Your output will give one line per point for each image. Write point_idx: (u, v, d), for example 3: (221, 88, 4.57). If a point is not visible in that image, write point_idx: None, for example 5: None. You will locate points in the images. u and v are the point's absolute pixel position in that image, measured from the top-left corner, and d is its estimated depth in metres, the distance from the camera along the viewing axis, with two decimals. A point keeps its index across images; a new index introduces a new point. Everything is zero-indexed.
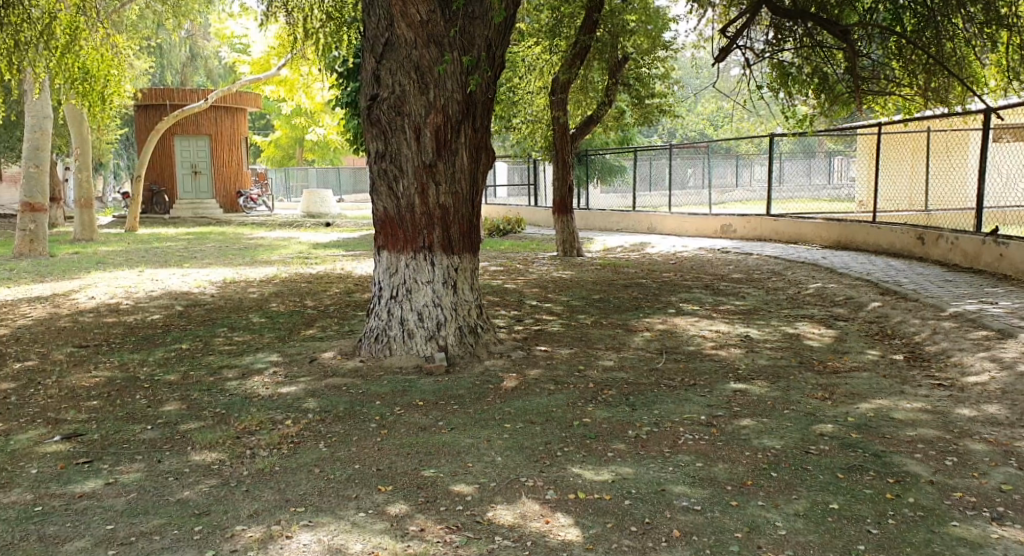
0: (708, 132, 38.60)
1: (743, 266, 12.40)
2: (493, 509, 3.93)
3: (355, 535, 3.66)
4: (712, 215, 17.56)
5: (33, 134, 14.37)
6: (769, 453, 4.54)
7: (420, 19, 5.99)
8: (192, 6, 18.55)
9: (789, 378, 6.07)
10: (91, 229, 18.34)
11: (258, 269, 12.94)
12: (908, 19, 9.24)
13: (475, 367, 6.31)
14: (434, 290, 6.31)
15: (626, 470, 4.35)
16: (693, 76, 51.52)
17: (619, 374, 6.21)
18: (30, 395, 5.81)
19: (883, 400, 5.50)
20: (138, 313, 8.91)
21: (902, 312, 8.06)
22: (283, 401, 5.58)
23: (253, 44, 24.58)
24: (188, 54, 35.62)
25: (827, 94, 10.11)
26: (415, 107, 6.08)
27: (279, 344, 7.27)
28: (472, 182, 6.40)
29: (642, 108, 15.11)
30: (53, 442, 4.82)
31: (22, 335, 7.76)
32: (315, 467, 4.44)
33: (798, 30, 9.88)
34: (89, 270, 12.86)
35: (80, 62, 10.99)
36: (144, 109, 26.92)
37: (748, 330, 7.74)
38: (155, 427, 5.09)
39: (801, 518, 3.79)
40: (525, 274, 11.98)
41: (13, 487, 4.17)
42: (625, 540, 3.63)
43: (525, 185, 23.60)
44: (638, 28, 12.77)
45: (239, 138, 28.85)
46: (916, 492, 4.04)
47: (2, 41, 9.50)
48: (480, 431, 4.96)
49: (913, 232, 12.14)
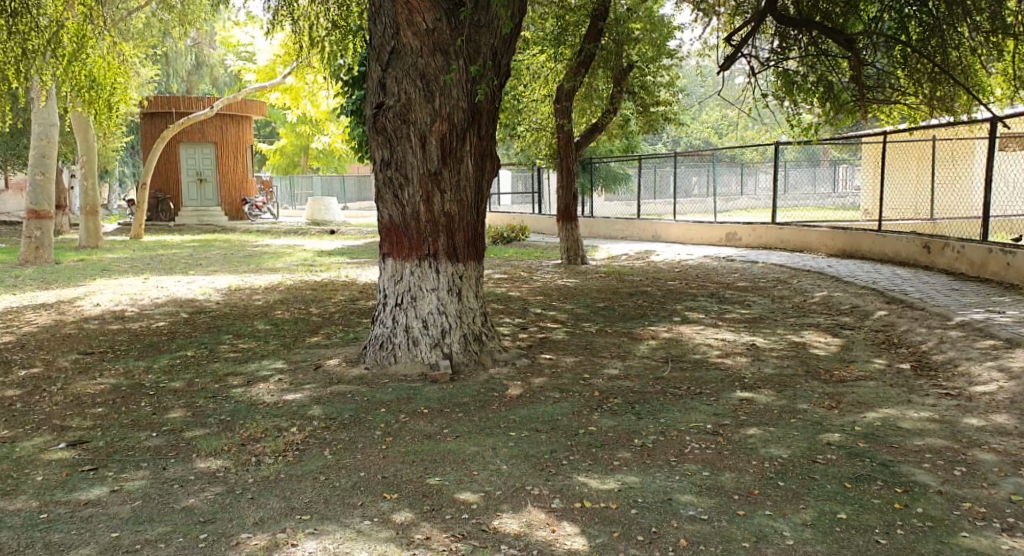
0: (713, 141, 38.71)
1: (749, 274, 12.40)
2: (499, 518, 3.92)
3: (360, 543, 3.65)
4: (718, 224, 17.48)
5: (39, 142, 14.37)
6: (776, 462, 4.53)
7: (425, 27, 6.01)
8: (199, 15, 18.37)
9: (795, 386, 6.07)
10: (95, 237, 18.32)
11: (263, 276, 12.91)
12: (914, 28, 9.18)
13: (479, 374, 6.29)
14: (438, 298, 6.32)
15: (632, 478, 4.33)
16: (696, 85, 52.33)
17: (625, 383, 6.18)
18: (35, 402, 5.81)
19: (891, 409, 5.48)
20: (142, 319, 8.92)
21: (908, 321, 8.04)
22: (287, 408, 5.56)
23: (259, 52, 24.48)
24: (192, 62, 35.68)
25: (832, 102, 10.14)
26: (420, 115, 6.09)
27: (284, 352, 7.24)
28: (476, 191, 6.42)
29: (646, 116, 15.03)
30: (57, 450, 4.81)
31: (26, 343, 7.75)
32: (319, 475, 4.42)
33: (803, 39, 9.86)
34: (93, 277, 12.84)
35: (87, 71, 11.01)
36: (149, 118, 27.02)
37: (754, 339, 7.72)
38: (160, 434, 5.08)
39: (809, 528, 3.77)
40: (529, 282, 11.95)
41: (18, 495, 4.16)
42: (631, 549, 3.62)
43: (529, 193, 23.60)
44: (642, 37, 12.73)
45: (244, 146, 28.92)
46: (925, 502, 4.02)
47: (10, 49, 9.52)
48: (485, 439, 4.95)
49: (919, 241, 12.09)
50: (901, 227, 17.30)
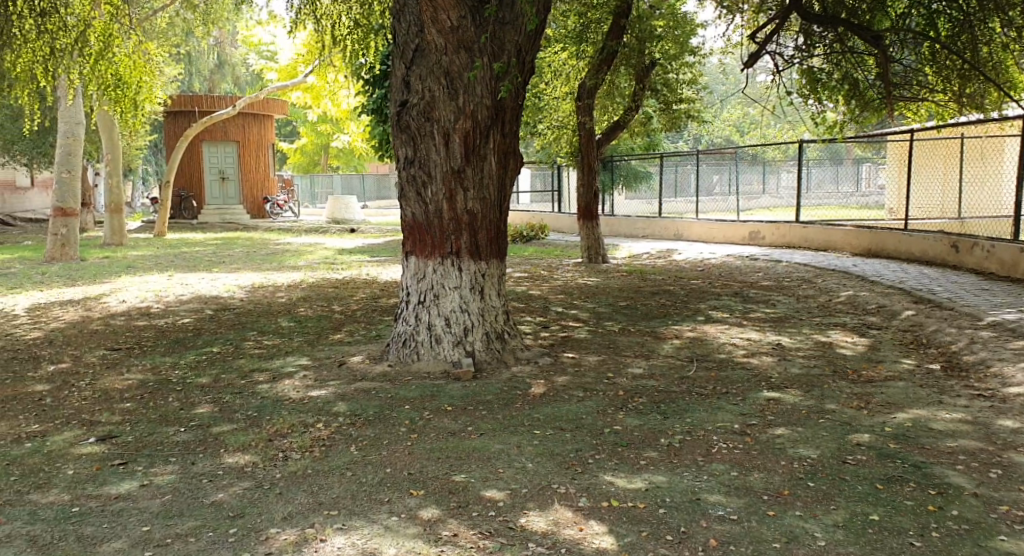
0: (735, 138, 38.45)
1: (773, 274, 12.27)
2: (526, 516, 3.90)
3: (388, 539, 3.64)
4: (740, 222, 17.34)
5: (66, 140, 14.52)
6: (806, 463, 4.48)
7: (450, 25, 5.98)
8: (222, 14, 18.49)
9: (823, 386, 6.00)
10: (120, 235, 18.49)
11: (285, 274, 12.98)
12: (943, 24, 9.05)
13: (502, 372, 6.29)
14: (460, 296, 6.31)
15: (660, 478, 4.30)
16: (718, 83, 52.05)
17: (650, 382, 6.14)
18: (65, 397, 5.87)
19: (921, 410, 5.40)
20: (168, 316, 9.00)
21: (937, 321, 7.93)
22: (313, 404, 5.58)
23: (281, 51, 24.61)
24: (214, 61, 35.97)
25: (857, 100, 10.09)
26: (444, 113, 6.07)
27: (308, 349, 7.27)
28: (499, 189, 6.39)
29: (669, 114, 14.97)
30: (88, 444, 4.85)
31: (56, 338, 7.85)
32: (347, 470, 4.43)
33: (828, 36, 9.73)
34: (119, 274, 12.96)
35: (113, 70, 11.10)
36: (172, 117, 27.28)
37: (779, 338, 7.65)
38: (188, 429, 5.11)
39: (840, 529, 3.72)
40: (550, 281, 11.92)
41: (50, 487, 4.20)
42: (660, 548, 3.59)
43: (549, 191, 23.57)
44: (665, 33, 13.03)
45: (266, 145, 29.10)
46: (960, 505, 3.96)
47: (38, 48, 9.63)
48: (510, 437, 4.93)
49: (946, 241, 11.96)
50: (928, 226, 17.07)
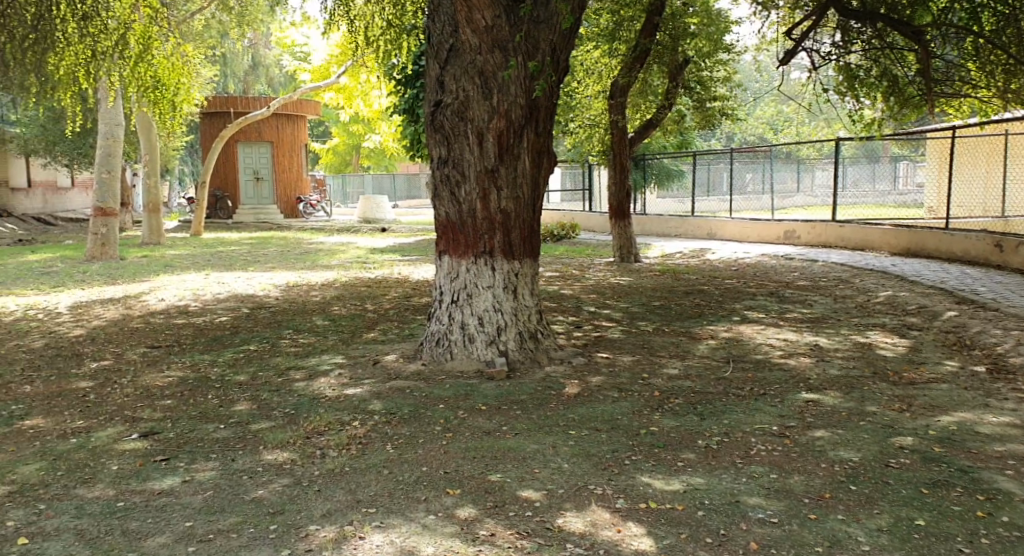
0: (769, 137, 38.00)
1: (809, 274, 12.11)
2: (563, 517, 3.88)
3: (426, 538, 3.65)
4: (775, 221, 17.14)
5: (106, 141, 14.75)
6: (848, 466, 4.40)
7: (484, 24, 6.01)
8: (257, 15, 18.67)
9: (863, 388, 5.91)
10: (158, 234, 18.76)
11: (319, 273, 13.07)
12: (987, 18, 8.88)
13: (535, 372, 6.28)
14: (494, 296, 6.31)
15: (698, 480, 4.26)
16: (752, 81, 51.53)
17: (685, 383, 6.09)
18: (107, 393, 5.97)
19: (966, 413, 5.30)
20: (206, 314, 9.11)
21: (981, 322, 7.77)
22: (349, 403, 5.62)
23: (314, 51, 24.77)
24: (248, 62, 36.36)
25: (897, 97, 9.96)
26: (478, 113, 6.08)
27: (343, 347, 7.31)
28: (532, 188, 6.37)
29: (703, 112, 14.84)
30: (130, 440, 4.92)
31: (97, 336, 7.98)
32: (383, 468, 4.45)
33: (867, 31, 9.56)
34: (157, 273, 13.15)
35: (152, 72, 11.26)
36: (208, 118, 27.62)
37: (817, 339, 7.55)
38: (227, 426, 5.16)
39: (885, 534, 3.66)
40: (583, 280, 11.88)
41: (95, 482, 4.28)
42: (700, 551, 3.56)
43: (581, 191, 23.49)
44: (698, 32, 12.74)
45: (299, 146, 29.36)
46: (1009, 511, 3.87)
47: (80, 50, 9.79)
48: (545, 437, 4.91)
49: (989, 240, 11.72)
50: (970, 225, 16.73)
